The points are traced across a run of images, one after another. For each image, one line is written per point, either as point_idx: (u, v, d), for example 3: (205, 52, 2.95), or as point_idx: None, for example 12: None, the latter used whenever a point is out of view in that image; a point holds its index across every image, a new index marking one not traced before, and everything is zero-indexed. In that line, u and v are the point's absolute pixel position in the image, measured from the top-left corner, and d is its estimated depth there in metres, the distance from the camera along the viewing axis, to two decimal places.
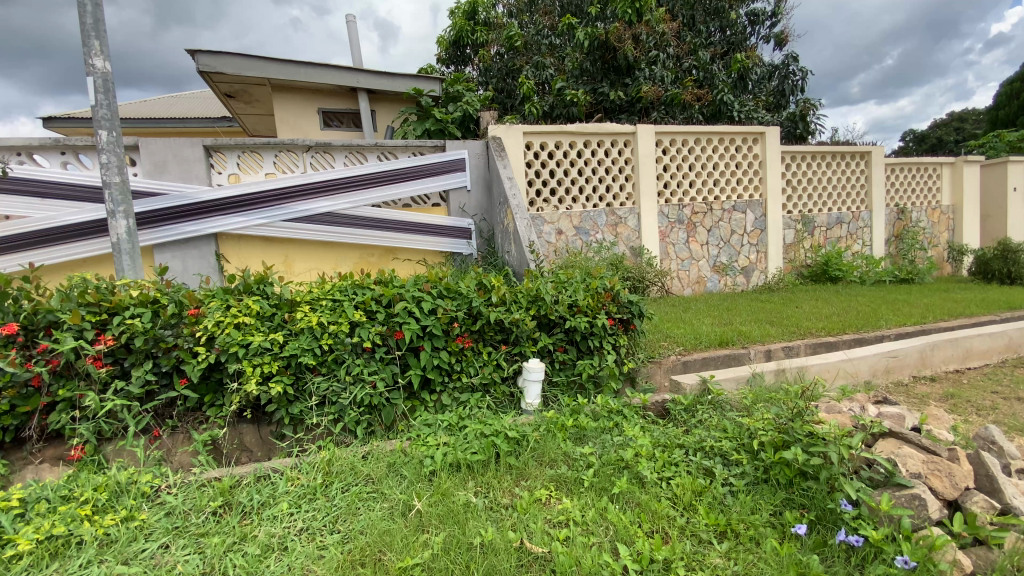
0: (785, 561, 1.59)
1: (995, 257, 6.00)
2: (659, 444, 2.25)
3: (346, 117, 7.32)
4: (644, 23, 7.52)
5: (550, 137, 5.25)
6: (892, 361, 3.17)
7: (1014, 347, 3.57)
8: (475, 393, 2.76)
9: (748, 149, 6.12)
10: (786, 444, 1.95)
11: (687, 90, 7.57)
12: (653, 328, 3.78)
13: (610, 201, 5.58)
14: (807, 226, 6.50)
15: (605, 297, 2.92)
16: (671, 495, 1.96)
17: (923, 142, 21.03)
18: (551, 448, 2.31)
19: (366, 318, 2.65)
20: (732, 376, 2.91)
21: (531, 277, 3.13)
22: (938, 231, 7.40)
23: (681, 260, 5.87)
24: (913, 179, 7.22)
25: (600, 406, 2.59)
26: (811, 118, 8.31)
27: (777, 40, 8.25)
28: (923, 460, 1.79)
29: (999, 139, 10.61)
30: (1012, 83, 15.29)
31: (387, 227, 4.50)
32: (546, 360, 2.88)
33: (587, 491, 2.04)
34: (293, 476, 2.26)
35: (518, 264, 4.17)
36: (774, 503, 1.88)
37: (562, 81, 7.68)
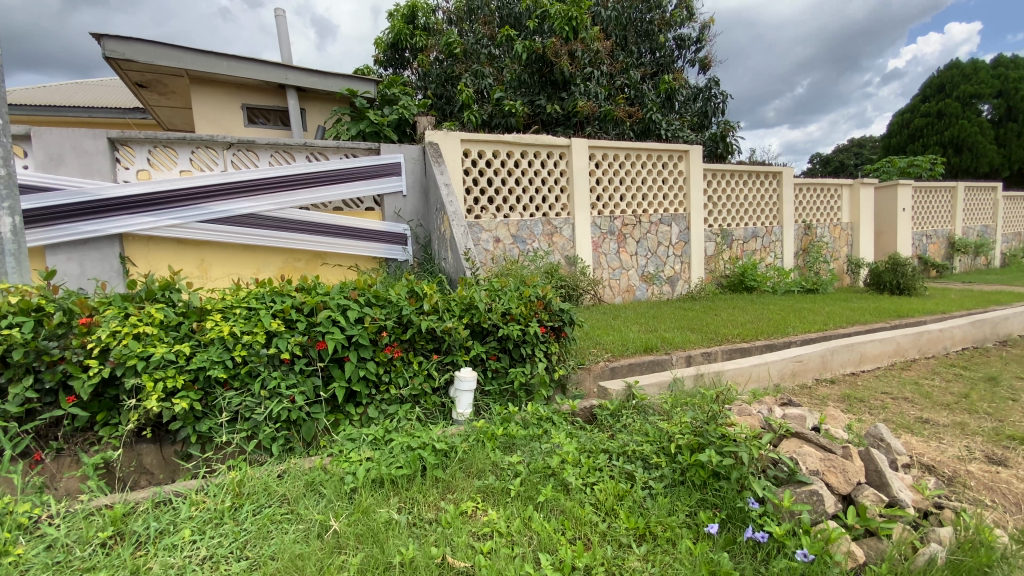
0: (698, 560, 1.65)
1: (887, 270, 6.67)
2: (584, 450, 2.29)
3: (273, 115, 6.95)
4: (579, 41, 7.77)
5: (487, 145, 5.24)
6: (798, 364, 3.42)
7: (902, 351, 3.96)
8: (404, 405, 2.66)
9: (674, 166, 6.46)
10: (701, 446, 2.04)
11: (619, 107, 7.90)
12: (583, 336, 3.85)
13: (546, 211, 5.65)
14: (726, 239, 6.94)
15: (538, 305, 2.92)
16: (594, 500, 1.98)
17: (827, 165, 23.17)
18: (480, 459, 2.26)
19: (285, 328, 2.50)
20: (655, 382, 3.00)
21: (464, 285, 3.08)
22: (840, 246, 8.14)
23: (612, 269, 6.06)
24: (818, 199, 7.92)
25: (530, 414, 2.60)
26: (730, 139, 8.92)
27: (702, 64, 8.78)
28: (821, 458, 1.92)
29: (891, 164, 11.86)
30: (902, 115, 17.21)
31: (315, 231, 4.30)
32: (479, 369, 2.85)
33: (513, 500, 2.02)
34: (198, 500, 2.07)
35: (454, 271, 4.11)
36: (689, 504, 1.94)
37: (500, 91, 7.73)
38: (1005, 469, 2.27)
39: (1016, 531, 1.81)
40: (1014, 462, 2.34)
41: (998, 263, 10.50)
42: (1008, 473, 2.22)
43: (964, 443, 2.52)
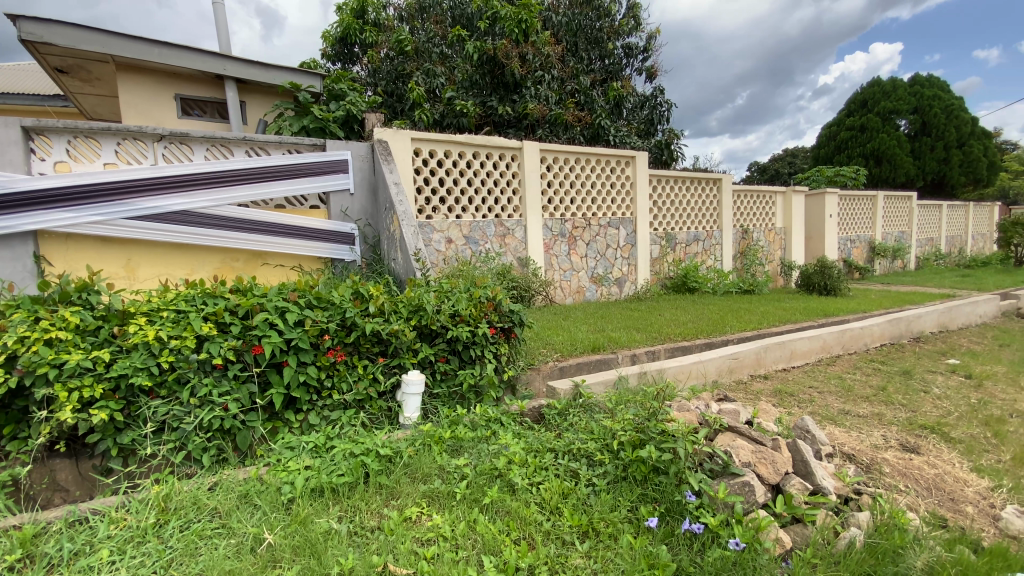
0: (638, 554, 1.69)
1: (816, 272, 7.12)
2: (531, 450, 2.31)
3: (209, 106, 6.59)
4: (530, 44, 7.82)
5: (439, 145, 5.18)
6: (735, 362, 3.59)
7: (828, 347, 4.23)
8: (347, 410, 2.58)
9: (621, 171, 6.64)
10: (642, 442, 2.10)
11: (569, 111, 8.03)
12: (533, 337, 3.88)
13: (498, 213, 5.66)
14: (671, 242, 7.20)
15: (488, 306, 2.90)
16: (539, 500, 1.99)
17: (763, 173, 24.51)
18: (425, 463, 2.21)
19: (218, 332, 2.37)
20: (601, 380, 3.05)
21: (413, 287, 3.02)
22: (774, 249, 8.62)
23: (563, 271, 6.14)
24: (755, 205, 8.38)
25: (478, 415, 2.58)
26: (674, 146, 9.29)
27: (648, 73, 9.08)
28: (752, 451, 2.01)
29: (820, 173, 12.69)
30: (830, 127, 18.49)
31: (254, 229, 4.10)
32: (427, 372, 2.79)
33: (458, 503, 1.99)
34: (118, 518, 1.92)
35: (403, 272, 4.02)
36: (631, 499, 1.99)
37: (452, 90, 7.67)
38: (915, 456, 2.47)
39: (925, 513, 1.96)
40: (923, 449, 2.55)
41: (912, 266, 11.46)
42: (918, 459, 2.42)
43: (881, 433, 2.73)
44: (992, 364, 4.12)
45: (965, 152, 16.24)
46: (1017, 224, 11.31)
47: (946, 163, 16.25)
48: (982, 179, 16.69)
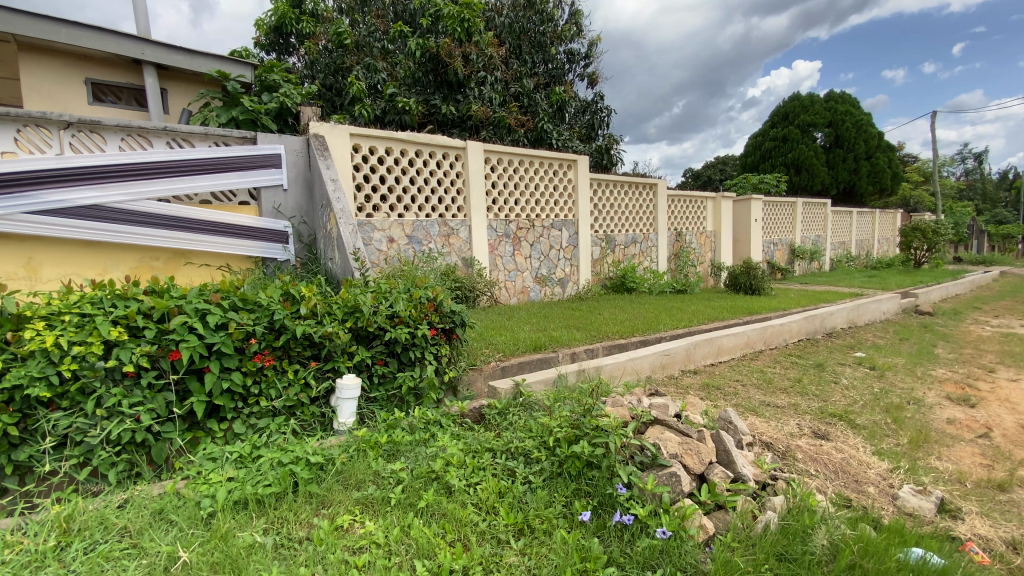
0: (571, 548, 1.72)
1: (743, 273, 7.58)
2: (469, 450, 2.30)
3: (125, 93, 6.08)
4: (473, 44, 7.81)
5: (379, 142, 5.05)
6: (666, 358, 3.75)
7: (752, 343, 4.51)
8: (277, 417, 2.46)
9: (563, 174, 6.77)
10: (577, 438, 2.14)
11: (512, 114, 8.09)
12: (476, 337, 3.86)
13: (442, 212, 5.59)
14: (610, 244, 7.41)
15: (428, 307, 2.83)
16: (476, 500, 1.98)
17: (697, 179, 25.77)
18: (359, 469, 2.14)
19: (129, 337, 2.19)
20: (541, 379, 3.08)
21: (349, 287, 2.91)
22: (705, 251, 9.09)
23: (507, 271, 6.16)
24: (688, 209, 8.81)
25: (416, 418, 2.53)
26: (614, 151, 9.59)
27: (590, 79, 9.31)
28: (679, 443, 2.11)
29: (746, 180, 13.52)
30: (756, 137, 19.75)
31: (176, 226, 3.83)
32: (364, 375, 2.70)
33: (393, 509, 1.93)
34: (11, 542, 1.72)
35: (341, 271, 3.86)
36: (565, 495, 2.03)
37: (393, 87, 7.51)
38: (825, 442, 2.68)
39: (833, 495, 2.13)
40: (833, 436, 2.77)
41: (827, 267, 12.45)
42: (828, 445, 2.63)
43: (796, 422, 2.94)
44: (892, 357, 4.55)
45: (873, 163, 17.79)
46: (915, 230, 12.58)
47: (856, 173, 17.77)
48: (886, 189, 18.38)
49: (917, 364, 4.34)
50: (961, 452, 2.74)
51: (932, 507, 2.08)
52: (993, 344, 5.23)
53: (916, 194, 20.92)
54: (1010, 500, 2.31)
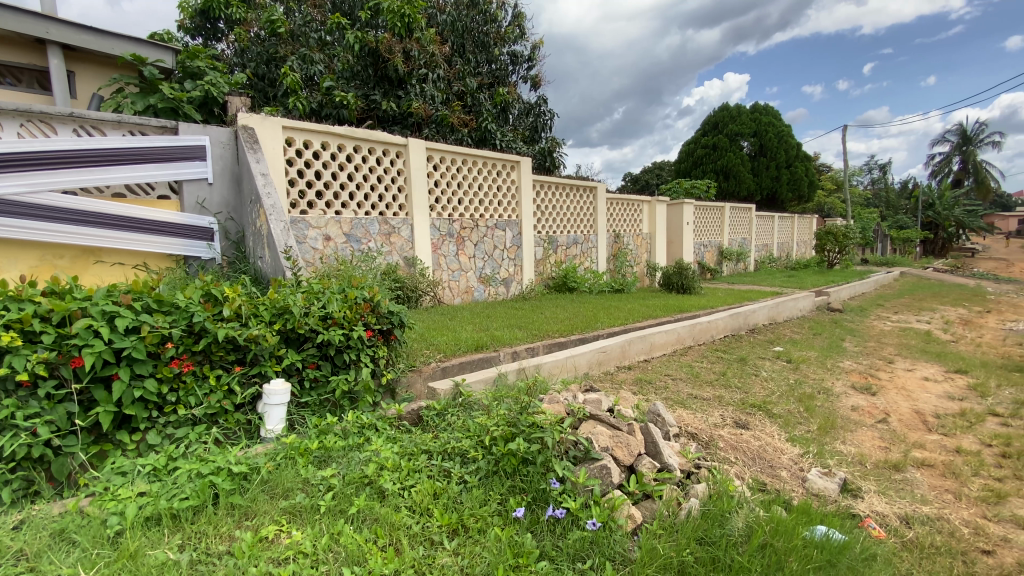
0: (504, 545, 1.73)
1: (676, 274, 7.94)
2: (405, 453, 2.26)
3: (25, 74, 5.52)
4: (414, 40, 7.69)
5: (314, 136, 4.85)
6: (602, 355, 3.87)
7: (683, 339, 4.75)
8: (196, 426, 2.31)
9: (507, 174, 6.81)
10: (513, 436, 2.17)
11: (454, 113, 8.04)
12: (416, 337, 3.80)
13: (383, 210, 5.46)
14: (552, 245, 7.54)
15: (364, 307, 2.72)
16: (410, 503, 1.95)
17: (635, 183, 26.76)
18: (286, 477, 2.04)
19: (23, 343, 1.99)
20: (482, 378, 3.08)
21: (278, 287, 2.77)
22: (641, 253, 9.46)
23: (451, 271, 6.09)
24: (626, 212, 9.13)
25: (350, 422, 2.45)
26: (556, 154, 9.78)
27: (533, 82, 9.41)
28: (610, 436, 2.19)
29: (679, 185, 14.19)
30: (689, 144, 20.77)
31: (85, 221, 3.50)
32: (294, 380, 2.58)
33: (322, 516, 1.86)
34: None
35: (272, 271, 3.67)
36: (501, 492, 2.04)
37: (331, 79, 7.26)
38: (745, 431, 2.86)
39: (750, 480, 2.29)
40: (752, 425, 2.97)
41: (752, 268, 13.28)
42: (747, 434, 2.81)
43: (720, 413, 3.13)
44: (806, 350, 4.93)
45: (792, 172, 19.16)
46: (829, 233, 13.70)
47: (778, 181, 19.08)
48: (804, 196, 19.86)
49: (827, 357, 4.73)
50: (863, 437, 3.02)
51: (835, 488, 2.28)
52: (891, 338, 5.78)
53: (830, 200, 22.80)
54: (903, 478, 2.56)
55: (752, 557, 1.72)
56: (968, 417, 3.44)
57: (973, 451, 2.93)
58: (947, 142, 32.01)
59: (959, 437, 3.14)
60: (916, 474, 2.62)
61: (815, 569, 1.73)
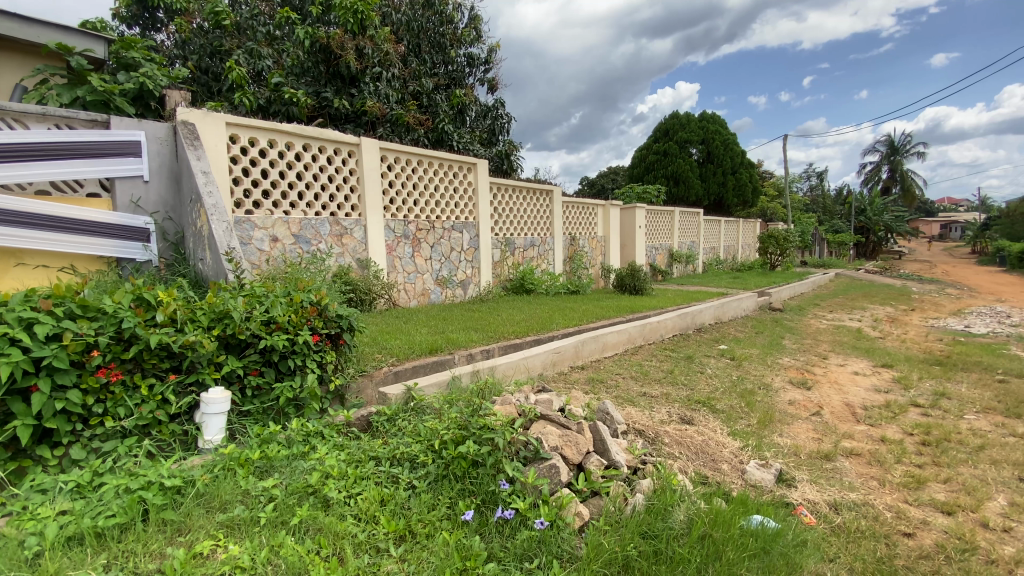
0: (451, 549, 1.72)
1: (629, 276, 8.14)
2: (352, 461, 2.21)
3: None
4: (367, 38, 7.55)
5: (260, 133, 4.68)
6: (556, 355, 3.92)
7: (634, 339, 4.88)
8: (126, 439, 2.18)
9: (463, 176, 6.79)
10: (464, 438, 2.17)
11: (410, 113, 7.95)
12: (368, 341, 3.73)
13: (335, 211, 5.32)
14: (510, 247, 7.58)
15: (310, 311, 2.63)
16: (356, 512, 1.90)
17: (591, 187, 27.29)
18: (224, 490, 1.95)
19: None
20: (434, 382, 3.05)
21: (217, 291, 2.66)
22: (596, 255, 9.65)
23: (407, 273, 6.01)
24: (581, 215, 9.29)
25: (295, 430, 2.37)
26: (513, 157, 9.84)
27: (490, 84, 9.43)
28: (560, 435, 2.22)
29: (632, 190, 14.59)
30: (641, 150, 21.39)
31: (3, 219, 3.23)
32: (234, 388, 2.48)
33: (261, 529, 1.78)
34: None
35: (214, 273, 3.50)
36: (450, 496, 2.03)
37: (279, 75, 7.03)
38: (690, 427, 2.97)
39: (693, 474, 2.38)
40: (696, 420, 3.09)
41: (701, 270, 13.81)
42: (692, 429, 2.91)
43: (667, 409, 3.23)
44: (749, 348, 5.17)
45: (738, 178, 20.05)
46: (771, 237, 14.43)
47: (724, 186, 19.91)
48: (749, 201, 20.82)
49: (768, 354, 4.97)
50: (798, 429, 3.20)
51: (771, 478, 2.41)
52: (825, 335, 6.15)
53: (772, 205, 24.04)
54: (834, 467, 2.73)
55: (692, 549, 1.79)
56: (892, 408, 3.70)
57: (896, 440, 3.15)
58: (877, 152, 34.37)
59: (884, 427, 3.38)
60: (845, 463, 2.80)
61: (750, 557, 1.82)
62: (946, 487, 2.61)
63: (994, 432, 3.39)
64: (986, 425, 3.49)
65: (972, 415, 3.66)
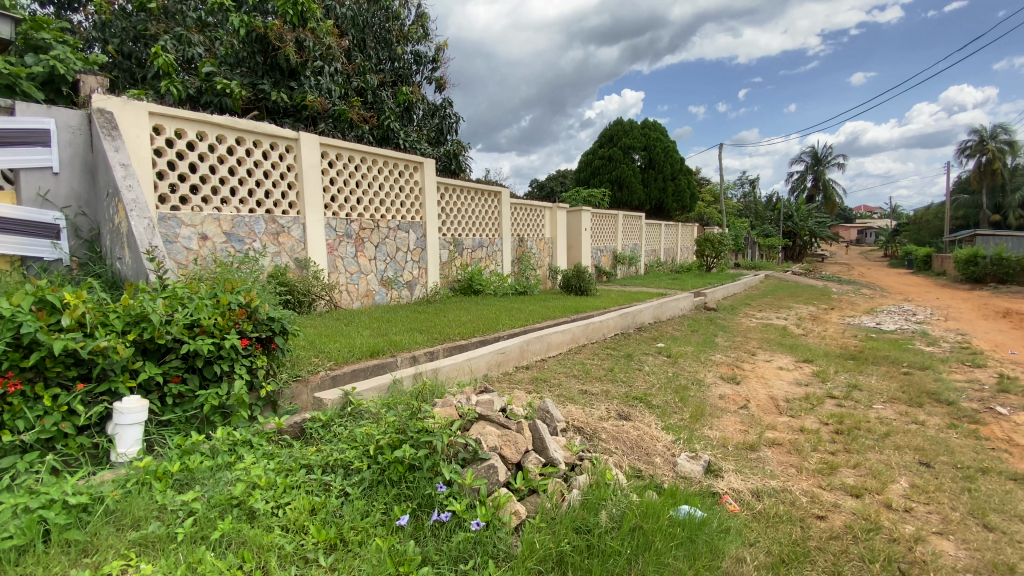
0: (384, 556, 1.69)
1: (575, 277, 8.32)
2: (282, 469, 2.14)
3: None
4: (308, 30, 7.29)
5: (188, 125, 4.42)
6: (501, 356, 3.94)
7: (577, 339, 4.98)
8: (26, 454, 1.99)
9: (409, 175, 6.69)
10: (400, 442, 2.14)
11: (354, 109, 7.75)
12: (305, 344, 3.60)
13: (271, 208, 5.10)
14: (457, 248, 7.53)
15: (238, 313, 2.50)
16: (283, 522, 1.83)
17: (539, 190, 27.65)
18: (138, 505, 1.82)
19: None
20: (374, 385, 2.99)
21: (134, 292, 2.48)
22: (543, 256, 9.78)
23: (349, 274, 5.85)
24: (529, 217, 9.39)
25: (220, 440, 2.26)
26: (461, 157, 9.81)
27: (438, 83, 9.35)
28: (500, 435, 2.24)
29: (578, 194, 14.93)
30: (587, 155, 21.92)
31: None
32: (153, 397, 2.33)
33: (178, 546, 1.67)
34: None
35: (134, 273, 3.25)
36: (385, 502, 2.00)
37: (211, 64, 6.66)
38: (627, 422, 3.07)
39: (627, 468, 2.47)
40: (633, 416, 3.20)
41: (643, 271, 14.31)
42: (628, 425, 3.02)
43: (606, 406, 3.33)
44: (684, 346, 5.42)
45: (677, 184, 20.95)
46: (707, 241, 15.18)
47: (665, 192, 20.75)
48: (688, 206, 21.81)
49: (702, 351, 5.23)
50: (727, 422, 3.38)
51: (700, 470, 2.54)
52: (754, 333, 6.54)
53: (709, 211, 25.26)
54: (757, 457, 2.91)
55: (623, 541, 1.85)
56: (811, 400, 3.99)
57: (813, 430, 3.40)
58: (803, 162, 36.93)
59: (803, 418, 3.63)
60: (767, 453, 2.99)
61: (677, 546, 1.90)
62: (856, 472, 2.84)
63: (898, 420, 3.73)
64: (891, 413, 3.84)
65: (879, 405, 4.01)
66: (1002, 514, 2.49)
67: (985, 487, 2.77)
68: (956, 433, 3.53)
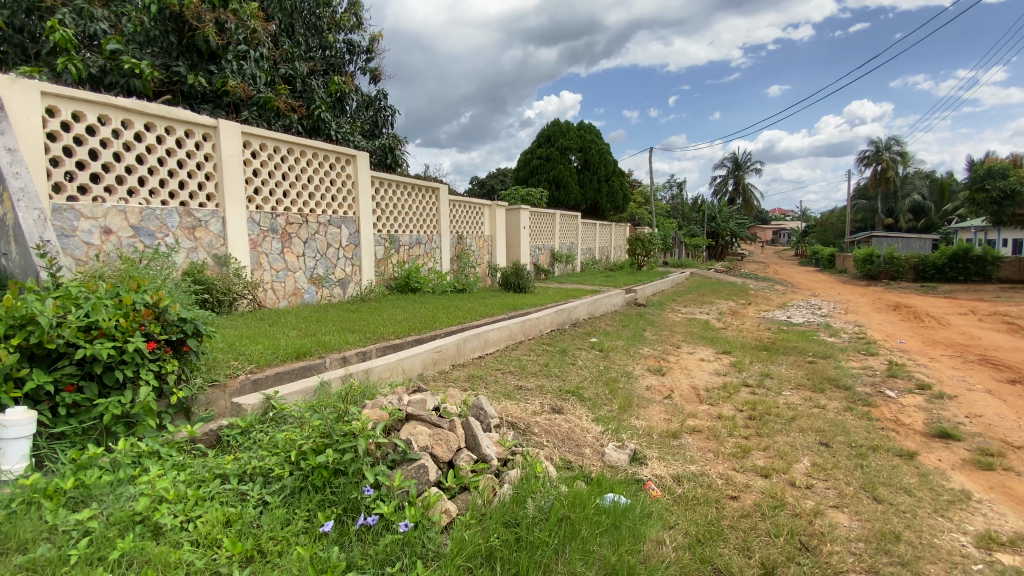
0: (305, 563, 1.64)
1: (513, 274, 8.40)
2: (194, 481, 2.00)
3: None
4: (230, 11, 6.81)
5: (88, 108, 4.02)
6: (436, 354, 3.92)
7: (514, 335, 5.04)
8: None
9: (341, 169, 6.46)
10: (325, 447, 2.08)
11: (281, 97, 7.35)
12: (224, 347, 3.39)
13: (186, 201, 4.74)
14: (394, 244, 7.36)
15: (144, 314, 2.30)
16: (194, 537, 1.72)
17: (478, 188, 27.64)
18: (23, 527, 1.64)
19: None
20: (299, 389, 2.87)
21: (18, 292, 2.23)
22: (482, 254, 9.79)
23: (275, 271, 5.55)
24: (468, 214, 9.35)
25: (122, 452, 2.07)
26: (398, 151, 9.60)
27: (371, 74, 9.07)
28: (431, 434, 2.22)
29: (516, 192, 15.07)
30: (526, 154, 22.19)
31: None
32: (42, 407, 2.11)
33: (71, 569, 1.52)
34: None
35: (21, 271, 2.89)
36: (308, 509, 1.93)
37: (117, 42, 6.07)
38: (559, 416, 3.16)
39: (558, 460, 2.55)
40: (565, 409, 3.29)
41: (579, 269, 14.71)
42: (560, 418, 3.10)
43: (541, 401, 3.41)
44: (615, 340, 5.65)
45: (611, 185, 21.71)
46: (638, 240, 15.88)
47: (599, 192, 21.44)
48: (621, 206, 22.67)
49: (631, 345, 5.48)
50: (653, 411, 3.57)
51: (626, 458, 2.66)
52: (679, 327, 6.93)
53: (641, 211, 26.37)
54: (679, 443, 3.09)
55: (551, 532, 1.90)
56: (728, 389, 4.29)
57: (729, 416, 3.66)
58: (725, 167, 39.44)
59: (721, 406, 3.90)
60: (688, 439, 3.18)
61: (603, 532, 1.99)
62: (766, 454, 3.10)
63: (803, 404, 4.10)
64: (797, 399, 4.21)
65: (788, 391, 4.38)
66: (889, 487, 2.81)
67: (875, 463, 3.11)
68: (851, 415, 3.93)
